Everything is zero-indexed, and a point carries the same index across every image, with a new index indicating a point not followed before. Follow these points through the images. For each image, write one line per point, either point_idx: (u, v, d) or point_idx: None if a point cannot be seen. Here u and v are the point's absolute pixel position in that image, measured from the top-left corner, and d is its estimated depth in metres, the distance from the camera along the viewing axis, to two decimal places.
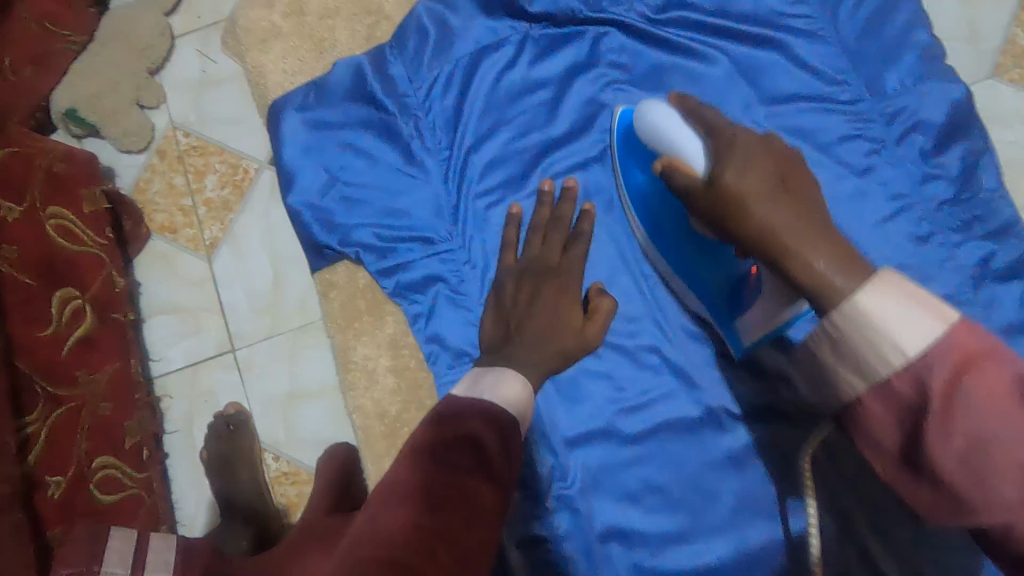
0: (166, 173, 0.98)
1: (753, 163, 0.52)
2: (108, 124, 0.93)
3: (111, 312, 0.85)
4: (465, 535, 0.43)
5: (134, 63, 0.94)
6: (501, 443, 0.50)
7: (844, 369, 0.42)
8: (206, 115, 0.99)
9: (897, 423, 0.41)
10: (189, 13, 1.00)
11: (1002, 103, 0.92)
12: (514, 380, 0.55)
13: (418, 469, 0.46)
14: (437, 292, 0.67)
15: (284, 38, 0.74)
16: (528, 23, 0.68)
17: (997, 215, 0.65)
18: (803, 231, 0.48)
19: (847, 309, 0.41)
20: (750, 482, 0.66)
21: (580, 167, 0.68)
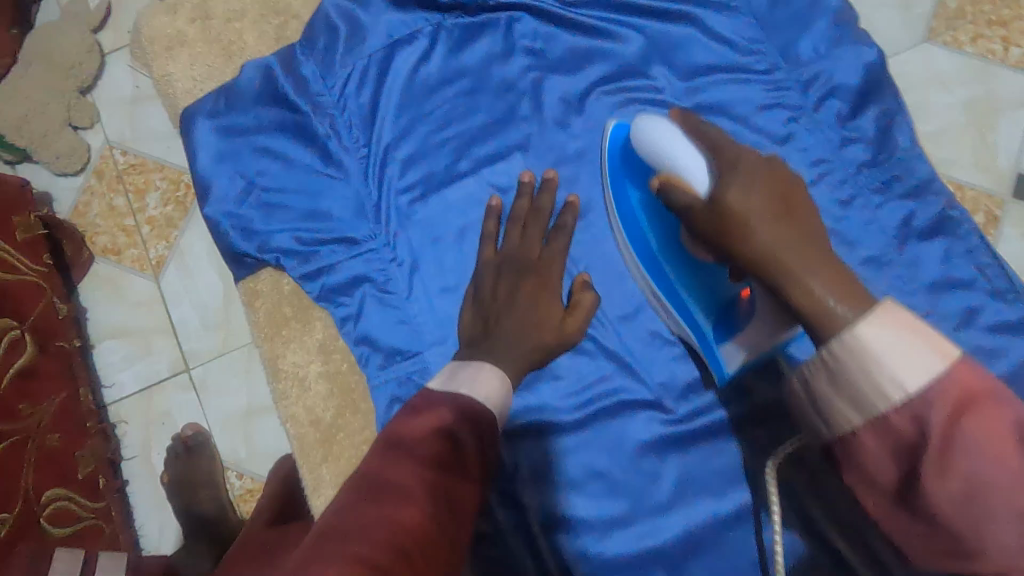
0: (105, 194, 0.95)
1: (755, 184, 0.51)
2: (40, 148, 0.91)
3: (55, 340, 0.83)
4: (437, 534, 0.40)
5: (60, 83, 0.92)
6: (478, 439, 0.47)
7: (844, 406, 0.41)
8: (141, 130, 0.96)
9: (893, 461, 0.40)
10: (118, 30, 0.98)
11: (938, 64, 0.93)
12: (491, 376, 0.53)
13: (387, 466, 0.43)
14: (363, 292, 0.65)
15: (198, 43, 0.72)
16: (440, 14, 0.67)
17: (913, 173, 0.65)
18: (806, 258, 0.47)
19: (848, 340, 0.41)
20: (693, 460, 0.66)
21: (501, 156, 0.66)
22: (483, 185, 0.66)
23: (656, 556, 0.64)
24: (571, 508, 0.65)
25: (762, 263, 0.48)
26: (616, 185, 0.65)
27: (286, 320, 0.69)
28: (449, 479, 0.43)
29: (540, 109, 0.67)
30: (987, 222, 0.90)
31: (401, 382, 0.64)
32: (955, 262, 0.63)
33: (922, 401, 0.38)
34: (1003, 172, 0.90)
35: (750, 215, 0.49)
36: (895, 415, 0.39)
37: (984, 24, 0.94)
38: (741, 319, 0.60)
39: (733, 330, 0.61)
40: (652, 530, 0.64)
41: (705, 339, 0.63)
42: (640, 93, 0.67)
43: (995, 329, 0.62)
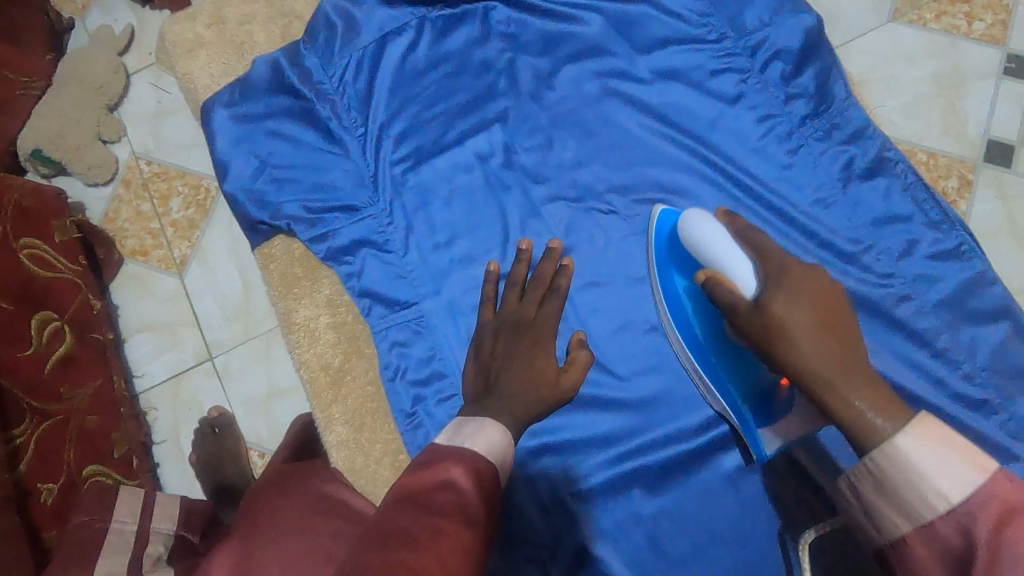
0: (132, 201, 1.04)
1: (801, 298, 0.57)
2: (73, 160, 0.99)
3: (91, 332, 0.90)
4: (437, 569, 0.40)
5: (90, 101, 1.00)
6: (479, 488, 0.48)
7: (890, 512, 0.45)
8: (163, 140, 1.05)
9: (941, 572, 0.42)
10: (140, 51, 1.07)
11: (903, 41, 0.98)
12: (494, 430, 0.55)
13: (397, 516, 0.44)
14: (365, 255, 0.72)
15: (209, 47, 0.79)
16: (425, 8, 0.74)
17: (849, 121, 0.71)
18: (846, 374, 0.53)
19: (888, 452, 0.46)
20: (670, 381, 0.71)
21: (484, 127, 0.73)
22: (469, 154, 0.73)
23: (638, 474, 0.70)
24: (559, 435, 0.70)
25: (801, 369, 0.55)
26: (663, 272, 0.70)
27: (298, 279, 0.76)
28: (456, 529, 0.44)
29: (517, 86, 0.73)
30: (960, 184, 0.94)
31: (400, 328, 0.71)
32: (895, 198, 0.70)
33: (966, 512, 0.42)
34: (971, 138, 0.95)
35: (794, 328, 0.56)
36: (941, 525, 0.43)
37: (947, 2, 0.98)
38: (780, 411, 0.65)
39: (772, 415, 0.66)
40: (642, 449, 0.70)
41: (744, 422, 0.68)
42: (602, 65, 0.74)
43: (934, 257, 0.69)
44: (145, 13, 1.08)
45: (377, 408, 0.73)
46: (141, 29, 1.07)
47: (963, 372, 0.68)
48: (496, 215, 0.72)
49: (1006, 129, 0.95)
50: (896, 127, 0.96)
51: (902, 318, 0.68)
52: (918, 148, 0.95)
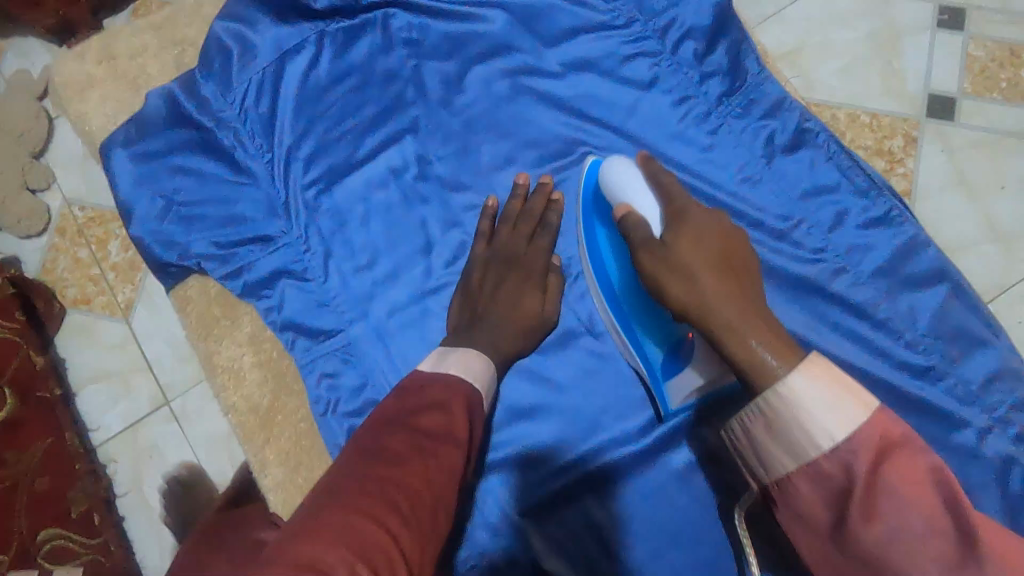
0: (70, 249, 1.00)
1: (701, 238, 0.56)
2: (1, 214, 0.96)
3: (36, 391, 0.87)
4: (424, 489, 0.49)
5: (13, 150, 0.98)
6: (465, 410, 0.56)
7: (779, 452, 0.48)
8: (94, 184, 1.02)
9: (826, 506, 0.47)
10: None
11: (834, 3, 0.97)
12: (474, 359, 0.61)
13: (393, 434, 0.52)
14: (285, 287, 0.70)
15: (108, 85, 0.76)
16: (323, 21, 0.71)
17: (767, 95, 0.70)
18: (744, 312, 0.53)
19: (781, 393, 0.47)
20: (616, 387, 0.70)
21: (395, 140, 0.71)
22: (382, 169, 0.71)
23: (589, 486, 0.68)
24: (505, 459, 0.69)
25: (698, 308, 0.54)
26: (586, 219, 0.69)
27: (217, 319, 0.73)
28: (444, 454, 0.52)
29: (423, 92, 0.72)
30: (905, 143, 0.93)
31: (328, 359, 0.69)
32: (819, 169, 0.69)
33: (849, 449, 0.45)
34: (911, 94, 0.94)
35: (694, 267, 0.55)
36: (825, 462, 0.46)
37: None
38: (685, 356, 0.64)
39: (679, 364, 0.65)
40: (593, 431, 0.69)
41: (653, 372, 0.67)
42: (512, 63, 0.72)
43: (865, 225, 0.69)
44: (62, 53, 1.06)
45: (313, 445, 0.71)
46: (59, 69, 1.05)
47: (904, 341, 0.67)
48: (416, 229, 0.70)
49: (945, 83, 0.94)
50: (835, 92, 0.95)
51: (839, 293, 0.67)
52: (859, 111, 0.94)
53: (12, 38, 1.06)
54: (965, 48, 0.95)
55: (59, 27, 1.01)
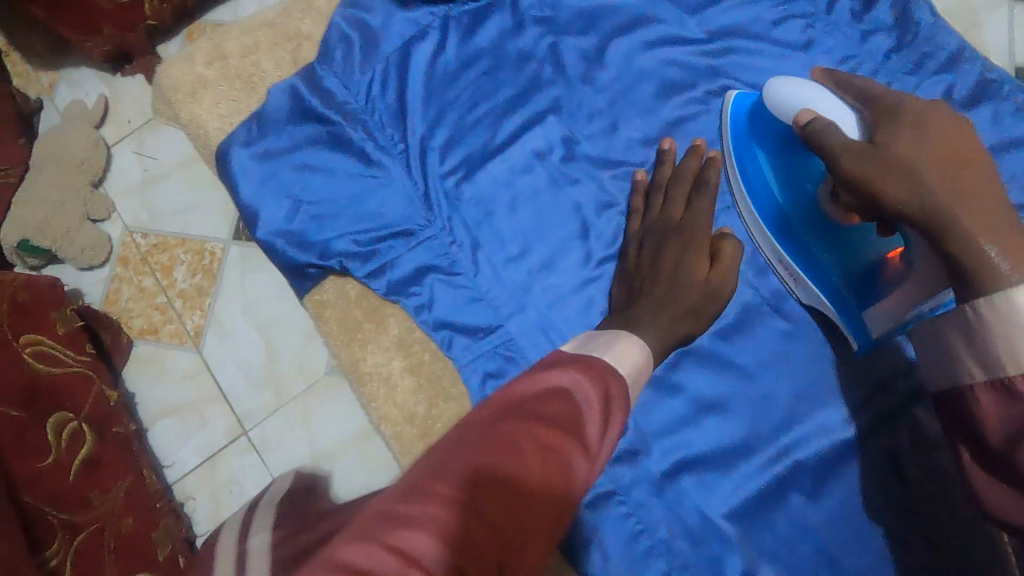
0: (134, 278, 0.96)
1: (924, 141, 0.63)
2: (64, 245, 0.92)
3: (112, 426, 0.82)
4: (528, 475, 0.46)
5: (75, 180, 0.95)
6: (600, 398, 0.52)
7: (972, 361, 0.56)
8: (156, 210, 0.99)
9: (1004, 422, 0.54)
10: (117, 121, 1.03)
11: None
12: (633, 346, 0.61)
13: (510, 413, 0.50)
14: (437, 282, 0.76)
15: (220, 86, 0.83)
16: (445, 6, 0.80)
17: (942, 48, 0.81)
18: (974, 210, 0.59)
19: (1000, 304, 0.54)
20: (796, 373, 0.78)
21: (536, 121, 0.79)
22: (519, 157, 0.78)
23: (775, 464, 0.75)
24: (692, 447, 0.76)
25: (923, 207, 0.60)
26: (740, 148, 0.79)
27: (360, 323, 0.79)
28: (558, 441, 0.48)
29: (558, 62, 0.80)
30: None
31: (490, 357, 0.75)
32: (1005, 121, 0.79)
33: None
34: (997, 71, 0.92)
35: (919, 165, 0.61)
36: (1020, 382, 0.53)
37: None
38: (889, 285, 0.72)
39: (876, 295, 0.73)
40: (751, 388, 0.77)
41: (837, 301, 0.76)
42: (651, 34, 0.81)
43: None
44: (116, 81, 1.05)
45: None
46: (115, 97, 1.04)
47: None
48: (569, 210, 0.78)
49: None
50: None
51: None
52: None
53: (64, 69, 1.05)
54: None
55: (116, 55, 1.00)
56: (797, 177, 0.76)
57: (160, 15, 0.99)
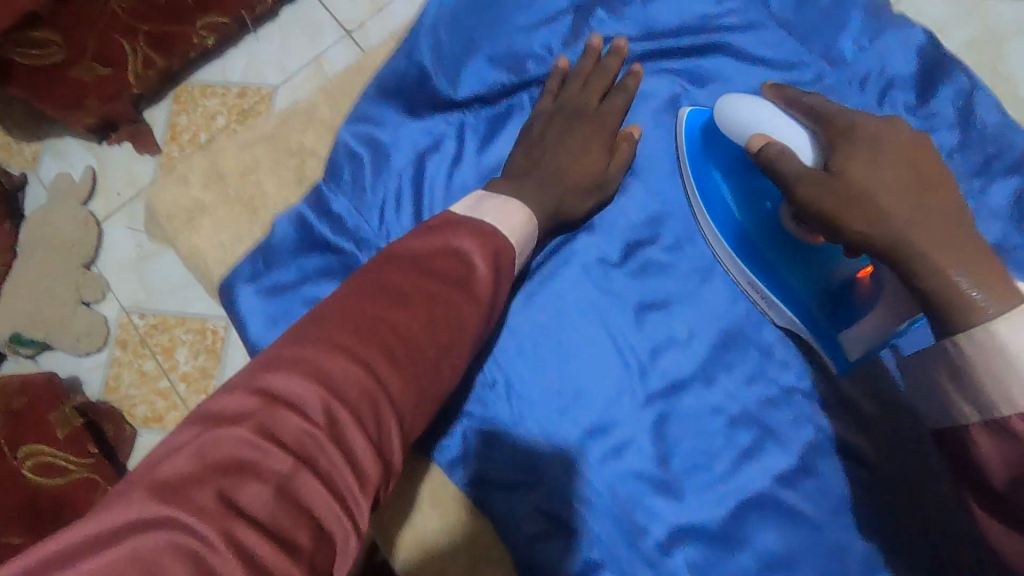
0: (133, 362, 0.92)
1: (881, 164, 0.58)
2: (59, 334, 0.89)
3: None
4: (417, 331, 0.55)
5: (66, 264, 0.91)
6: (489, 270, 0.61)
7: (958, 398, 0.51)
8: (152, 289, 0.94)
9: (1006, 466, 0.48)
10: (107, 194, 0.98)
11: (926, 12, 0.91)
12: (520, 213, 0.67)
13: (399, 275, 0.58)
14: (483, 449, 0.71)
15: (220, 209, 0.81)
16: (460, 112, 0.79)
17: (1012, 147, 0.73)
18: (936, 235, 0.54)
19: (983, 337, 0.49)
20: (873, 529, 0.66)
21: (566, 242, 0.76)
22: (577, 274, 0.74)
23: None
24: None
25: (889, 241, 0.56)
26: (698, 171, 0.74)
27: None
28: (441, 293, 0.58)
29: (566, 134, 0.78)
30: None
31: (531, 520, 0.68)
32: None
33: None
34: None
35: (876, 195, 0.57)
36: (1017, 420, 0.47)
37: None
38: (864, 307, 0.65)
39: (855, 314, 0.66)
40: (685, 337, 0.72)
41: (812, 324, 0.69)
42: None
43: None
44: (103, 150, 1.00)
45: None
46: (103, 169, 0.99)
47: None
48: (605, 344, 0.72)
49: None
50: None
51: None
52: None
53: (49, 139, 1.00)
54: None
55: (101, 125, 0.95)
56: (759, 198, 0.70)
57: (146, 82, 0.93)
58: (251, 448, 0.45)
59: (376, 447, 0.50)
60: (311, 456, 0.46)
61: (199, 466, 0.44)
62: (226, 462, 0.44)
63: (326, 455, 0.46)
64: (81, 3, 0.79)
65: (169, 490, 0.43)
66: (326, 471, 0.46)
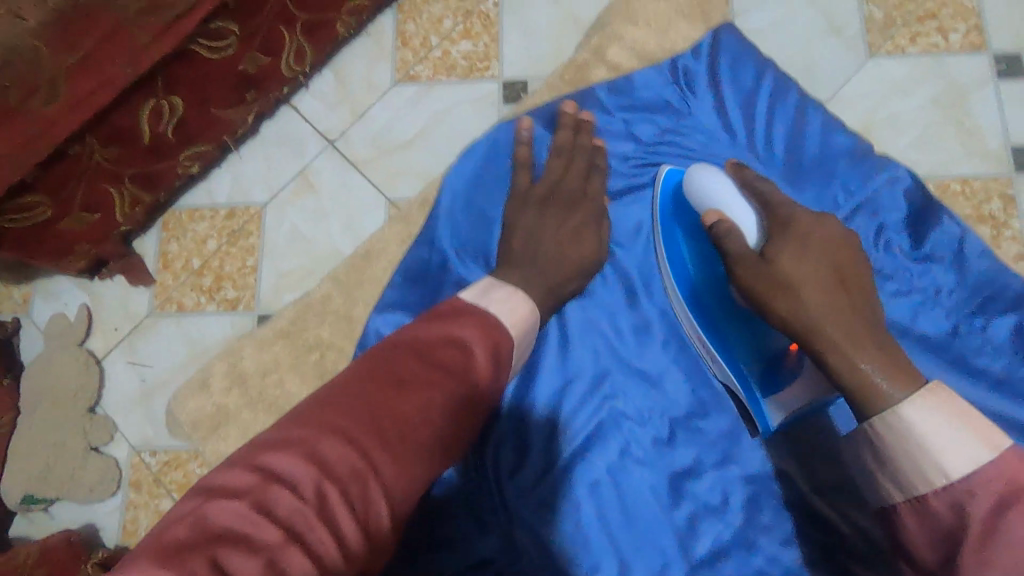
0: (149, 503, 0.91)
1: (805, 256, 0.65)
2: (72, 487, 0.89)
3: None
4: (411, 414, 0.53)
5: (71, 412, 0.91)
6: (489, 356, 0.58)
7: (885, 481, 0.53)
8: (160, 425, 0.93)
9: (934, 546, 0.51)
10: (104, 330, 0.97)
11: (891, 74, 0.95)
12: (521, 302, 0.64)
13: (398, 360, 0.56)
14: None
15: (242, 413, 0.88)
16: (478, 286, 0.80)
17: (1008, 289, 0.75)
18: (848, 329, 0.60)
19: (892, 420, 0.53)
20: None
21: (597, 415, 0.76)
22: (614, 453, 0.74)
23: None
24: None
25: (804, 323, 0.62)
26: (665, 226, 0.78)
27: None
28: (439, 382, 0.55)
29: (585, 313, 0.79)
30: (1003, 205, 0.90)
31: None
32: None
33: (965, 488, 0.49)
34: (995, 152, 0.91)
35: (798, 284, 0.63)
36: (933, 498, 0.50)
37: (915, 22, 0.96)
38: (789, 375, 0.70)
39: (779, 383, 0.71)
40: (720, 504, 0.73)
41: (746, 385, 0.73)
42: None
43: None
44: (95, 284, 0.99)
45: None
46: (99, 305, 0.98)
47: None
48: (648, 516, 0.73)
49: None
50: (917, 165, 0.92)
51: None
52: (949, 177, 0.91)
53: (39, 280, 0.99)
54: None
55: (93, 264, 0.95)
56: (714, 259, 0.75)
57: (135, 218, 0.94)
58: (245, 522, 0.46)
59: (361, 526, 0.49)
60: (299, 532, 0.46)
61: (197, 533, 0.45)
62: (218, 533, 0.45)
63: (313, 533, 0.46)
64: (63, 168, 0.78)
65: (173, 555, 0.44)
66: (313, 550, 0.46)
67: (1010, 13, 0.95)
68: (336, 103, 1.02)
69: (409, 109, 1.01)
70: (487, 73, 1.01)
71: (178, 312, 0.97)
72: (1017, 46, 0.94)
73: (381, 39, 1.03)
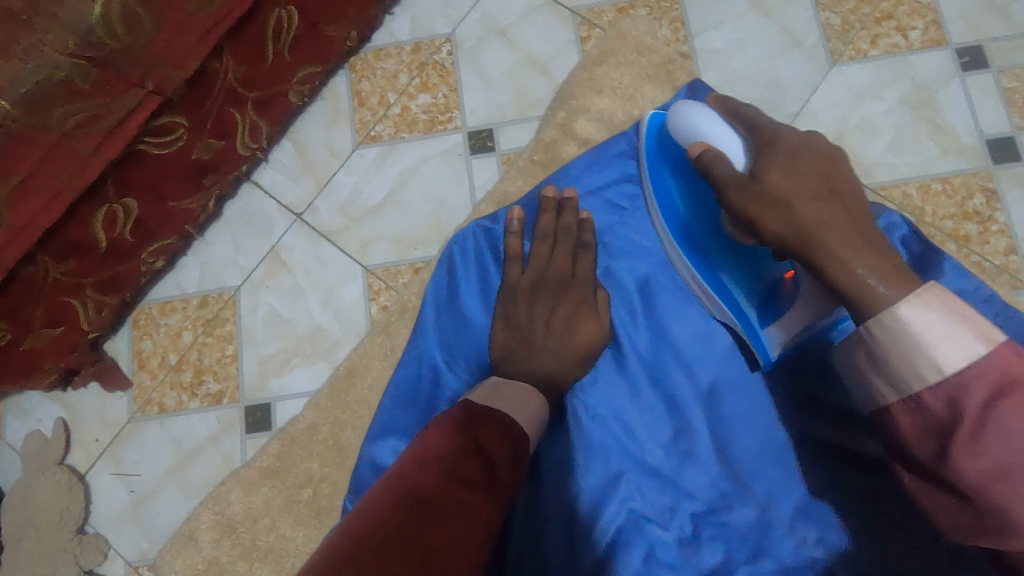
0: None
1: (797, 168, 0.59)
2: None
3: None
4: (447, 542, 0.46)
5: (58, 538, 0.87)
6: (509, 457, 0.53)
7: (879, 381, 0.47)
8: (155, 537, 0.89)
9: (926, 438, 0.44)
10: (85, 442, 0.93)
11: (855, 80, 0.94)
12: (529, 398, 0.63)
13: (419, 479, 0.49)
14: None
15: (236, 566, 0.85)
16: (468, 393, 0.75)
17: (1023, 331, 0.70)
18: (842, 236, 0.54)
19: (887, 320, 0.46)
20: None
21: (616, 522, 0.69)
22: (637, 562, 0.68)
23: None
24: None
25: (798, 235, 0.56)
26: (654, 170, 0.76)
27: None
28: (471, 497, 0.49)
29: (591, 410, 0.74)
30: (986, 199, 0.89)
31: None
32: None
33: (957, 383, 0.43)
34: (970, 146, 0.90)
35: (790, 198, 0.57)
36: (928, 395, 0.44)
37: (874, 23, 0.95)
38: (787, 303, 0.68)
39: (778, 312, 0.69)
40: None
41: (746, 321, 0.72)
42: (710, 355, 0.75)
43: None
44: (69, 394, 0.94)
45: None
46: (76, 416, 0.93)
47: None
48: None
49: (996, 125, 0.91)
50: (895, 168, 0.91)
51: None
52: (928, 178, 0.90)
53: (8, 400, 0.94)
54: (997, 83, 0.92)
55: (65, 374, 0.91)
56: (705, 197, 0.73)
57: (101, 322, 0.90)
58: None
59: None
60: None
61: None
62: None
63: None
64: (17, 289, 0.72)
65: None
66: None
67: (965, 3, 0.94)
68: (299, 174, 0.98)
69: (372, 177, 0.98)
70: (450, 124, 0.98)
71: (160, 413, 0.93)
72: (977, 37, 0.93)
73: (336, 102, 1.00)
